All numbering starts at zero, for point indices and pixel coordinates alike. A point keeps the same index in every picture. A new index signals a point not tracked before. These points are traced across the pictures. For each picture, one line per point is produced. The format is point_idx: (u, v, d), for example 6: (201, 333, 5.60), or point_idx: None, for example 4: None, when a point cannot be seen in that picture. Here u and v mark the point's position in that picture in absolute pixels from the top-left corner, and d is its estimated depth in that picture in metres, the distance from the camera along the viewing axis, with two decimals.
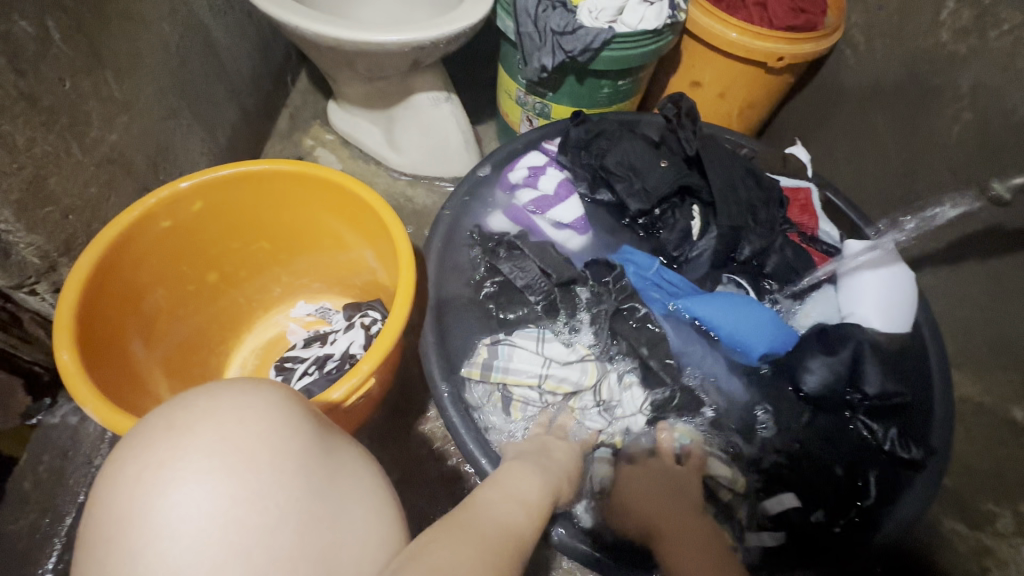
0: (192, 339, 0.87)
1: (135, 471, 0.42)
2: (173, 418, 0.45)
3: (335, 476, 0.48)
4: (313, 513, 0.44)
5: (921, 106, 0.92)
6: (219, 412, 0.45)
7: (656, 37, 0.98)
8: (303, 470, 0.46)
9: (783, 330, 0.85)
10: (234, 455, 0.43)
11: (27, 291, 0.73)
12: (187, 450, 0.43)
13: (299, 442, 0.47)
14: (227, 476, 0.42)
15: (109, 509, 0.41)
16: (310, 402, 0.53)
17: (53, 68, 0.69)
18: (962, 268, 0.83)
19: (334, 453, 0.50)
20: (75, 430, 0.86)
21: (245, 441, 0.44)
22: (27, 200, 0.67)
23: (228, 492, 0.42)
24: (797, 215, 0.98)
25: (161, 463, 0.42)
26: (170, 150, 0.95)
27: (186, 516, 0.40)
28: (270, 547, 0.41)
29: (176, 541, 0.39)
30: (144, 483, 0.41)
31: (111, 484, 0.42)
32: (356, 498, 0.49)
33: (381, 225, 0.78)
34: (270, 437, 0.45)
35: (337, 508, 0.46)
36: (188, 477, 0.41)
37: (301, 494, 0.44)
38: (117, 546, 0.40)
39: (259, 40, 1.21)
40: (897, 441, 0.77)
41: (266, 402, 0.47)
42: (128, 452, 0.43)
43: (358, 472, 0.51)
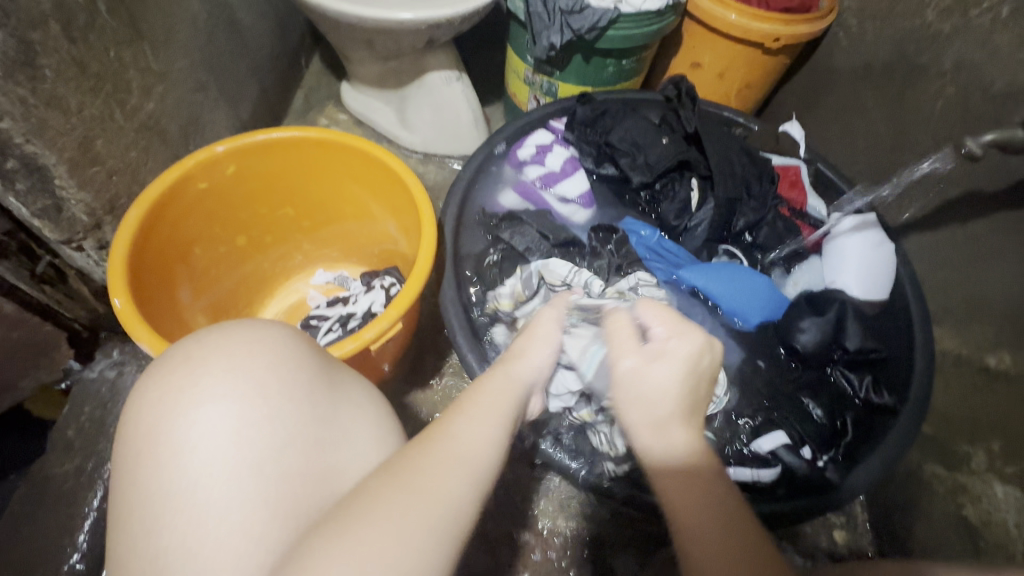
0: (224, 297, 0.93)
1: (160, 396, 0.48)
2: (192, 353, 0.51)
3: (337, 407, 0.53)
4: (317, 437, 0.49)
5: (908, 83, 0.97)
6: (232, 347, 0.51)
7: (658, 18, 1.03)
8: (308, 400, 0.51)
9: (774, 297, 0.93)
10: (247, 384, 0.49)
11: (74, 247, 0.79)
12: (203, 379, 0.49)
13: (304, 375, 0.52)
14: (240, 400, 0.48)
15: (141, 427, 0.47)
16: (316, 344, 0.58)
17: (101, 38, 0.74)
18: (943, 232, 0.89)
19: (338, 388, 0.55)
20: (113, 383, 0.92)
21: (254, 371, 0.50)
22: (78, 160, 0.73)
23: (241, 414, 0.47)
24: (786, 191, 1.04)
25: (181, 388, 0.48)
26: (198, 122, 1.00)
27: (207, 432, 0.46)
28: (280, 463, 0.46)
29: (198, 453, 0.45)
30: (168, 406, 0.47)
31: (142, 407, 0.49)
32: (358, 428, 0.54)
33: (405, 194, 0.83)
34: (278, 369, 0.51)
35: (340, 433, 0.52)
36: (206, 400, 0.47)
37: (306, 419, 0.50)
38: (149, 457, 0.46)
39: (277, 21, 1.26)
40: (869, 389, 0.84)
41: (274, 341, 0.53)
42: (155, 381, 0.49)
43: (362, 407, 0.56)
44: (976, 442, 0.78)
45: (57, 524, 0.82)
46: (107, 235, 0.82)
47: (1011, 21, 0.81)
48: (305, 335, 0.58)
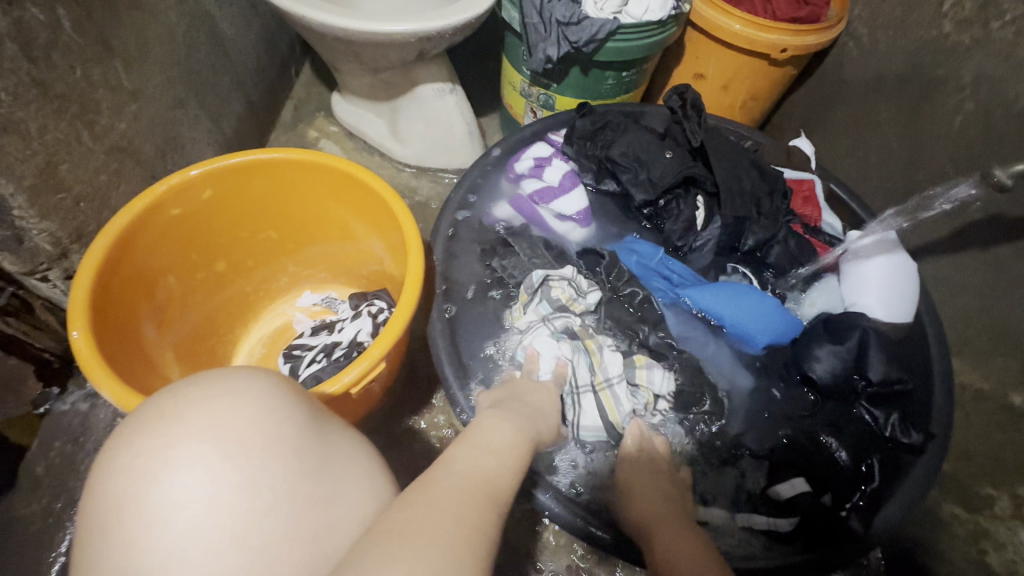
0: (202, 326, 0.88)
1: (129, 459, 0.42)
2: (165, 408, 0.45)
3: (328, 458, 0.49)
4: (308, 496, 0.45)
5: (923, 98, 0.92)
6: (210, 401, 0.46)
7: (660, 28, 0.98)
8: (297, 454, 0.47)
9: (786, 323, 0.86)
10: (226, 442, 0.44)
11: (39, 277, 0.74)
12: (179, 438, 0.43)
13: (292, 426, 0.48)
14: (222, 461, 0.43)
15: (107, 496, 0.42)
16: (300, 386, 0.53)
17: (66, 57, 0.70)
18: (962, 257, 0.84)
19: (326, 435, 0.51)
20: (85, 415, 0.87)
21: (237, 427, 0.45)
22: (40, 186, 0.68)
23: (224, 476, 0.43)
24: (799, 207, 0.99)
25: (152, 450, 0.43)
26: (178, 140, 0.95)
27: (183, 499, 0.41)
28: (268, 531, 0.42)
29: (176, 526, 0.40)
30: (138, 471, 0.42)
31: (106, 472, 0.43)
32: (351, 481, 0.49)
33: (389, 215, 0.78)
34: (263, 422, 0.46)
35: (331, 487, 0.47)
36: (183, 463, 0.42)
37: (295, 475, 0.46)
38: (117, 531, 0.40)
39: (264, 31, 1.21)
40: (897, 427, 0.77)
41: (257, 390, 0.48)
42: (121, 442, 0.44)
43: (352, 456, 0.52)
44: (999, 484, 0.76)
45: (22, 569, 0.77)
46: (76, 263, 0.77)
47: None
48: (289, 378, 0.53)
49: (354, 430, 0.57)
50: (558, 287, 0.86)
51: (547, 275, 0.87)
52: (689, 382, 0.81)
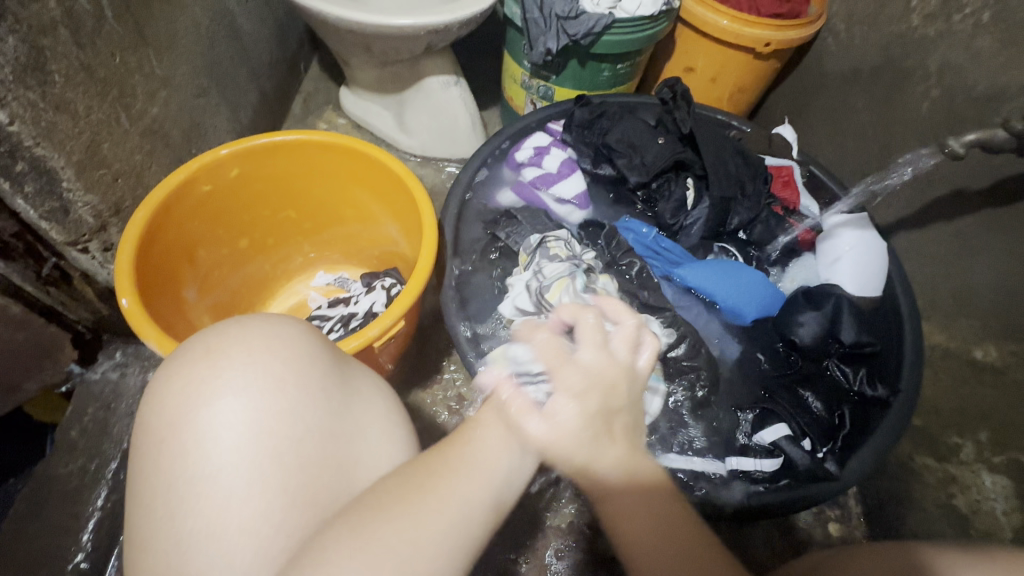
0: (227, 300, 0.94)
1: (180, 386, 0.49)
2: (210, 345, 0.51)
3: (351, 401, 0.54)
4: (334, 431, 0.50)
5: (894, 86, 1.00)
6: (249, 341, 0.51)
7: (652, 23, 1.06)
8: (324, 392, 0.51)
9: (768, 295, 0.93)
10: (263, 377, 0.49)
11: (80, 249, 0.80)
12: (225, 369, 0.49)
13: (319, 370, 0.53)
14: (259, 392, 0.49)
15: (159, 418, 0.48)
16: (327, 338, 0.59)
17: (108, 44, 0.76)
18: (931, 229, 0.92)
19: (350, 380, 0.56)
20: (116, 384, 0.93)
21: (272, 365, 0.51)
22: (85, 162, 0.74)
23: (260, 405, 0.48)
24: (779, 190, 1.06)
25: (201, 379, 0.49)
26: (201, 127, 1.01)
27: (224, 423, 0.47)
28: (298, 454, 0.47)
29: (219, 443, 0.46)
30: (189, 395, 0.48)
31: (160, 398, 0.49)
32: (372, 421, 0.54)
33: (406, 196, 0.85)
34: (296, 362, 0.52)
35: (354, 426, 0.52)
36: (227, 391, 0.48)
37: (322, 412, 0.50)
38: (168, 447, 0.47)
39: (277, 27, 1.28)
40: (863, 380, 0.85)
41: (291, 335, 0.54)
42: (172, 373, 0.50)
43: (374, 400, 0.57)
44: (965, 434, 0.81)
45: (60, 523, 0.82)
46: (112, 237, 0.83)
47: (992, 26, 0.84)
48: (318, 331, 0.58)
49: (377, 379, 0.61)
50: (557, 245, 0.94)
51: (545, 237, 0.96)
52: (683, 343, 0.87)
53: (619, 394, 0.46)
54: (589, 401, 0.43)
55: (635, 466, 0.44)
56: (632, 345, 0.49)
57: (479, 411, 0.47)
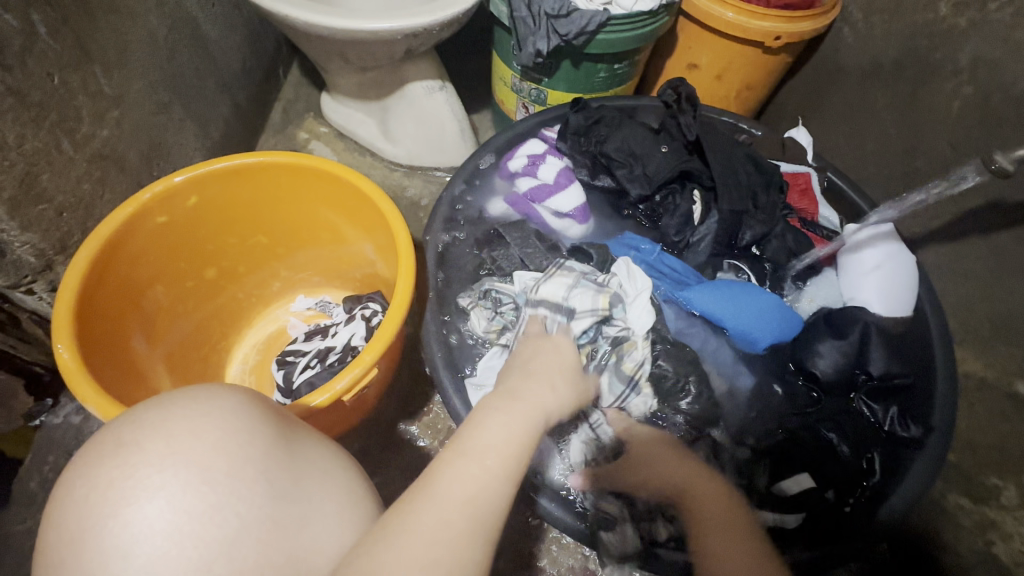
0: (193, 337, 0.87)
1: (84, 492, 0.39)
2: (122, 435, 0.41)
3: (300, 477, 0.46)
4: (281, 521, 0.42)
5: (921, 83, 0.91)
6: (172, 427, 0.42)
7: (651, 18, 0.96)
8: (270, 476, 0.44)
9: (785, 319, 0.83)
10: (192, 469, 0.40)
11: (24, 290, 0.73)
12: (137, 467, 0.40)
13: (258, 449, 0.44)
14: (189, 491, 0.40)
15: (62, 530, 0.39)
16: (269, 401, 0.51)
17: (41, 64, 0.68)
18: (961, 244, 0.83)
19: (298, 449, 0.48)
20: (78, 429, 0.86)
21: (204, 454, 0.41)
22: (20, 197, 0.67)
23: (193, 509, 0.39)
24: (796, 200, 0.97)
25: (111, 483, 0.39)
26: (163, 145, 0.94)
27: (144, 536, 0.38)
28: (242, 560, 0.40)
29: (138, 564, 0.37)
30: (94, 504, 0.38)
31: (61, 503, 0.39)
32: (326, 497, 0.47)
33: (379, 217, 0.77)
34: (230, 444, 0.43)
35: (303, 508, 0.44)
36: (141, 496, 0.39)
37: (264, 501, 0.42)
38: (71, 568, 0.37)
39: (249, 32, 1.20)
40: (895, 420, 0.77)
41: (226, 411, 0.45)
42: (76, 474, 0.40)
43: (328, 470, 0.49)
44: (1005, 476, 0.74)
45: None
46: (61, 275, 0.76)
47: None
48: (258, 393, 0.51)
49: (328, 440, 0.54)
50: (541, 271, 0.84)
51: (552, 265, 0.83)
52: (670, 369, 0.79)
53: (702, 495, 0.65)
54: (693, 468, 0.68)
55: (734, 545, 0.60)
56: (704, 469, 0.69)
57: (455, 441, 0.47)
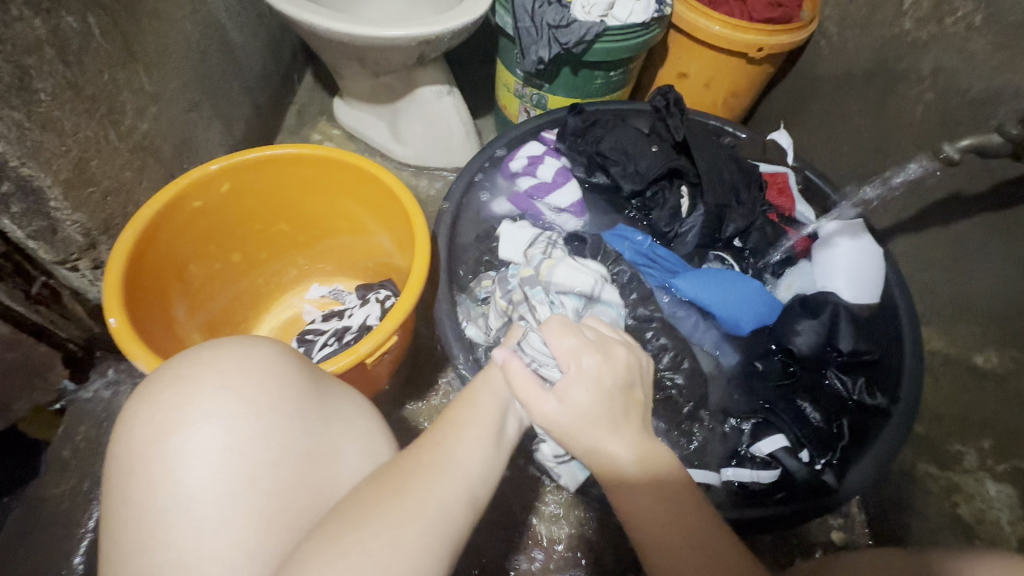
0: (218, 316, 0.93)
1: (149, 413, 0.45)
2: (181, 370, 0.47)
3: (330, 420, 0.50)
4: (308, 454, 0.46)
5: (889, 90, 1.00)
6: (222, 365, 0.48)
7: (644, 29, 1.05)
8: (300, 414, 0.48)
9: (766, 301, 0.92)
10: (239, 401, 0.46)
11: (70, 267, 0.79)
12: (194, 396, 0.46)
13: (294, 391, 0.49)
14: (231, 418, 0.45)
15: (129, 446, 0.45)
16: (304, 355, 0.55)
17: (95, 61, 0.75)
18: (927, 234, 0.91)
19: (328, 395, 0.52)
20: (108, 402, 0.92)
21: (244, 389, 0.47)
22: (74, 181, 0.73)
23: (233, 433, 0.45)
24: (774, 198, 1.04)
25: (172, 406, 0.45)
26: (193, 141, 1.01)
27: (197, 452, 0.43)
28: (272, 480, 0.44)
29: (190, 473, 0.43)
30: (158, 423, 0.45)
31: (130, 422, 0.46)
32: (353, 438, 0.51)
33: (398, 207, 0.84)
34: (270, 384, 0.48)
35: (331, 446, 0.49)
36: (198, 418, 0.45)
37: (298, 435, 0.47)
38: (139, 474, 0.43)
39: (270, 40, 1.28)
40: (862, 390, 0.84)
41: (267, 357, 0.50)
42: (143, 399, 0.46)
43: (354, 417, 0.53)
44: (967, 441, 0.80)
45: (52, 545, 0.81)
46: (102, 254, 0.83)
47: (984, 29, 0.84)
48: (296, 349, 0.55)
49: (357, 393, 0.58)
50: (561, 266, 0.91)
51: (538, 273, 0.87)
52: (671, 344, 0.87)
53: (582, 427, 0.49)
54: (609, 393, 0.50)
55: (648, 450, 0.50)
56: (582, 373, 0.50)
57: (449, 416, 0.51)
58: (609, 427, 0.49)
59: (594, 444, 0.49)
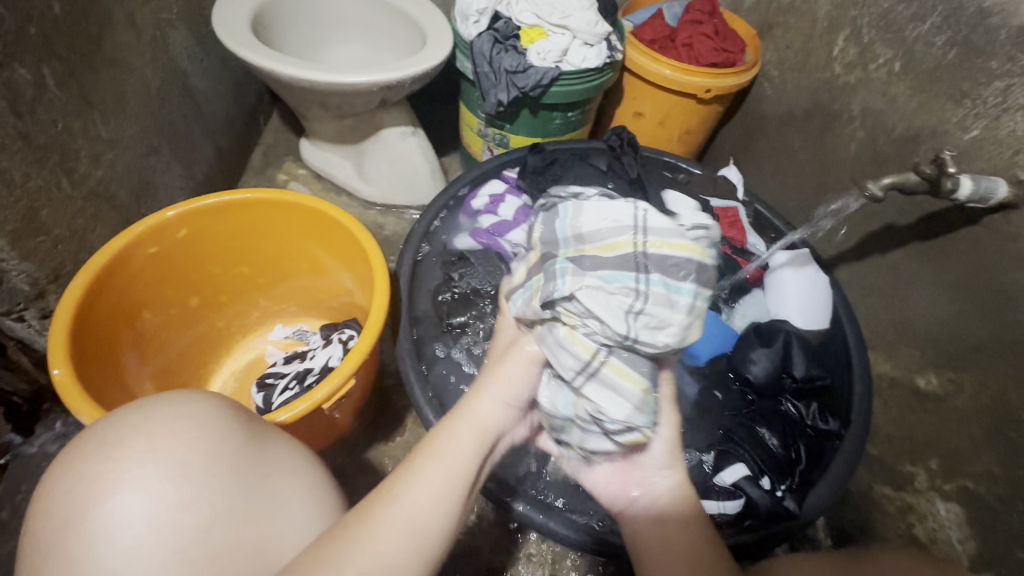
0: (174, 363, 0.91)
1: (71, 483, 0.44)
2: (107, 436, 0.46)
3: (269, 475, 0.49)
4: (245, 509, 0.46)
5: (825, 129, 1.07)
6: (150, 427, 0.46)
7: (597, 73, 1.10)
8: (236, 473, 0.47)
9: (723, 332, 0.95)
10: (170, 464, 0.45)
11: (16, 318, 0.77)
12: (120, 461, 0.44)
13: (231, 447, 0.48)
14: (161, 482, 0.44)
15: (48, 519, 0.43)
16: (242, 407, 0.54)
17: (47, 112, 0.75)
18: (868, 261, 0.96)
19: (267, 450, 0.51)
20: (54, 457, 0.88)
21: (176, 449, 0.46)
22: (22, 230, 0.72)
23: (165, 497, 0.43)
24: (726, 230, 1.07)
25: (94, 475, 0.44)
26: (152, 184, 1.00)
27: (124, 521, 0.42)
28: (209, 543, 0.43)
29: (118, 544, 0.41)
30: (79, 495, 0.43)
31: (49, 496, 0.44)
32: (293, 491, 0.50)
33: (358, 248, 0.85)
34: (204, 443, 0.47)
35: (271, 501, 0.48)
36: (124, 485, 0.43)
37: (235, 493, 0.46)
38: (57, 551, 0.42)
39: (234, 83, 1.29)
40: (816, 415, 0.87)
41: (199, 412, 0.49)
42: (65, 470, 0.45)
43: (295, 469, 0.52)
44: (916, 462, 0.84)
45: None
46: (52, 303, 0.81)
47: (903, 75, 0.91)
48: (232, 400, 0.54)
49: (296, 443, 0.56)
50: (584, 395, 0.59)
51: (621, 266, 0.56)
52: None
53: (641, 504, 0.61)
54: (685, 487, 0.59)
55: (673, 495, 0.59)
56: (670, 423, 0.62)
57: (413, 461, 0.51)
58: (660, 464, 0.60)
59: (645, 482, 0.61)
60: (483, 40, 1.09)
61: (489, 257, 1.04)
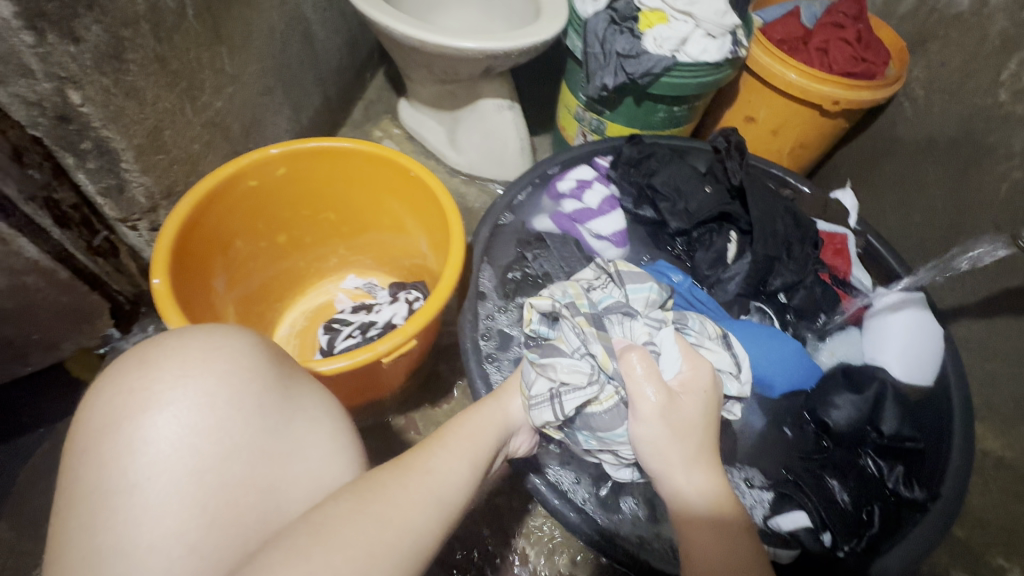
0: (254, 294, 0.97)
1: (111, 396, 0.47)
2: (148, 357, 0.49)
3: (292, 420, 0.51)
4: (266, 448, 0.48)
5: (972, 163, 0.93)
6: (188, 355, 0.49)
7: (715, 69, 1.03)
8: (262, 412, 0.49)
9: (805, 366, 0.86)
10: (201, 392, 0.47)
11: (130, 226, 0.85)
12: (157, 382, 0.47)
13: (259, 388, 0.50)
14: (190, 408, 0.46)
15: (88, 425, 0.46)
16: (278, 349, 0.56)
17: (184, 40, 0.80)
18: (996, 320, 0.84)
19: (293, 396, 0.53)
20: None
21: (209, 380, 0.48)
22: (147, 147, 0.79)
23: (189, 422, 0.46)
24: (829, 258, 0.98)
25: (133, 392, 0.47)
26: (261, 122, 1.06)
27: (153, 437, 0.45)
28: (225, 472, 0.45)
29: (142, 457, 0.44)
30: (115, 407, 0.46)
31: (91, 403, 0.47)
32: (314, 441, 0.51)
33: (438, 212, 0.85)
34: (232, 380, 0.49)
35: (291, 446, 0.50)
36: (158, 405, 0.46)
37: (257, 431, 0.48)
38: (93, 454, 0.45)
39: (349, 37, 1.33)
40: (899, 479, 0.78)
41: (235, 349, 0.51)
42: (106, 383, 0.48)
43: (318, 420, 0.53)
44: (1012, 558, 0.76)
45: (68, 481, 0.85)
46: (161, 218, 0.88)
47: None
48: (271, 342, 0.56)
49: (325, 392, 0.58)
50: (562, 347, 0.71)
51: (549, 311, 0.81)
52: None
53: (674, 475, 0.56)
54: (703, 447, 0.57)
55: (716, 491, 0.55)
56: (691, 389, 0.61)
57: (443, 439, 0.58)
58: (684, 465, 0.56)
59: (667, 471, 0.56)
60: (598, 18, 1.05)
61: (566, 242, 1.00)
